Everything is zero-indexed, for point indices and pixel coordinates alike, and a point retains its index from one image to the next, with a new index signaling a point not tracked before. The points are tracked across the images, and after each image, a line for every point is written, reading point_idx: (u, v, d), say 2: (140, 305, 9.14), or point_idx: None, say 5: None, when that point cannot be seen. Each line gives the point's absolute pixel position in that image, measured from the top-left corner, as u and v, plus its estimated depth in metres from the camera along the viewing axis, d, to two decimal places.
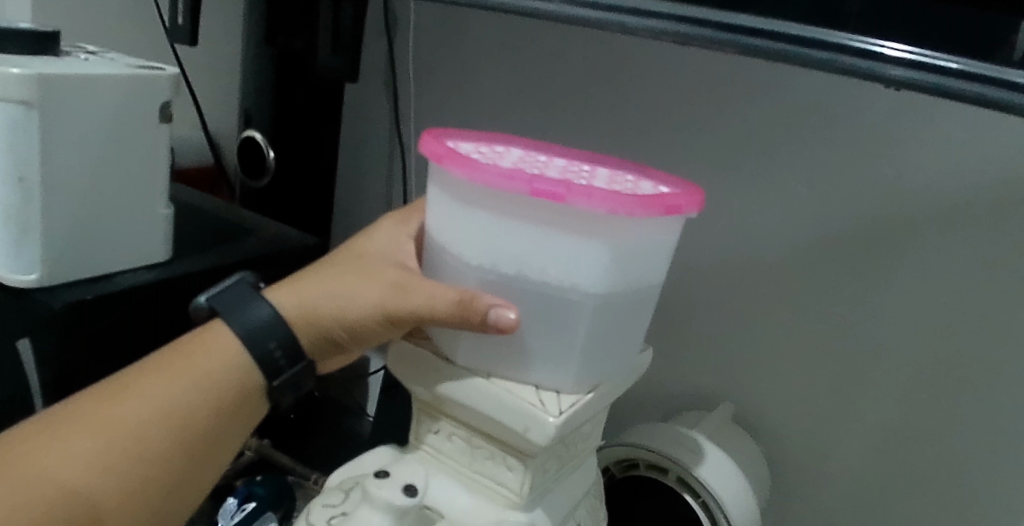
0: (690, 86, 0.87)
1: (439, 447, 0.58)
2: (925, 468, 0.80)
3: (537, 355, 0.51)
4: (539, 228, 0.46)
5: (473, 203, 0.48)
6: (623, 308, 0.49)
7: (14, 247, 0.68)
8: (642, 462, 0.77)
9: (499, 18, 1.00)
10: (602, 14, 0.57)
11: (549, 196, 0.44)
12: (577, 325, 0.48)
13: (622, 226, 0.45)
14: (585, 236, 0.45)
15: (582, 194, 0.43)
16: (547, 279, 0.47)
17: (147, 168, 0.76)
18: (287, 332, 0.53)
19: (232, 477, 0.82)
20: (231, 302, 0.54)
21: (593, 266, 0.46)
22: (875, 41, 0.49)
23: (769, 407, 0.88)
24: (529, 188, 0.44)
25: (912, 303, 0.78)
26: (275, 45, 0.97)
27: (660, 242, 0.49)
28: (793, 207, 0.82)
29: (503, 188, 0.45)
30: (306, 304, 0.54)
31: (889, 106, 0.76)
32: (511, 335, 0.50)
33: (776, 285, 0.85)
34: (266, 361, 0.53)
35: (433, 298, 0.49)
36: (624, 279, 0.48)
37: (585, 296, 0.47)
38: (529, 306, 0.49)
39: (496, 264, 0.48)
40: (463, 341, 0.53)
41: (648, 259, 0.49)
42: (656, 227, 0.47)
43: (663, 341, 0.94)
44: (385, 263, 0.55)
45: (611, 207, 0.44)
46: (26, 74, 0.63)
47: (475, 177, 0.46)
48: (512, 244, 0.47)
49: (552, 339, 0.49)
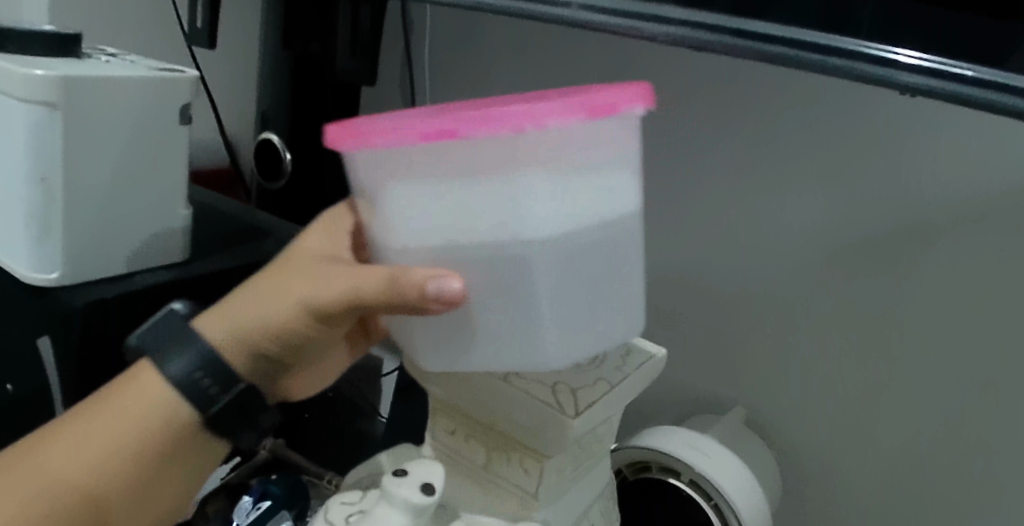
0: (704, 91, 0.87)
1: (456, 447, 0.58)
2: (937, 474, 0.80)
3: (506, 335, 0.44)
4: (449, 180, 0.41)
5: (377, 178, 0.43)
6: (584, 250, 0.43)
7: (36, 247, 0.69)
8: (655, 464, 0.77)
9: (513, 21, 1.01)
10: (619, 20, 0.57)
11: (441, 136, 0.39)
12: (532, 284, 0.42)
13: (544, 146, 0.40)
14: (500, 170, 0.40)
15: (473, 122, 0.39)
16: (482, 237, 0.41)
17: (167, 170, 0.77)
18: (213, 362, 0.51)
19: (246, 476, 0.84)
20: (163, 336, 0.53)
21: (523, 206, 0.41)
22: (889, 48, 0.49)
23: (783, 411, 0.88)
24: (418, 135, 0.40)
25: (924, 309, 0.78)
26: (292, 50, 0.98)
27: (607, 158, 0.43)
28: (806, 213, 0.83)
29: (395, 149, 0.41)
30: (235, 321, 0.52)
31: (903, 112, 0.76)
32: (466, 314, 0.44)
33: (788, 290, 0.85)
34: (197, 392, 0.52)
35: (367, 287, 0.45)
36: (570, 209, 0.42)
37: (530, 244, 0.41)
38: (474, 275, 0.43)
39: (422, 237, 0.43)
40: (423, 337, 0.47)
41: (599, 179, 0.43)
42: (593, 138, 0.42)
43: (676, 344, 0.94)
44: (315, 259, 0.52)
45: (511, 124, 0.39)
46: (50, 76, 0.65)
47: (366, 147, 0.42)
48: (432, 208, 0.42)
49: (516, 308, 0.43)
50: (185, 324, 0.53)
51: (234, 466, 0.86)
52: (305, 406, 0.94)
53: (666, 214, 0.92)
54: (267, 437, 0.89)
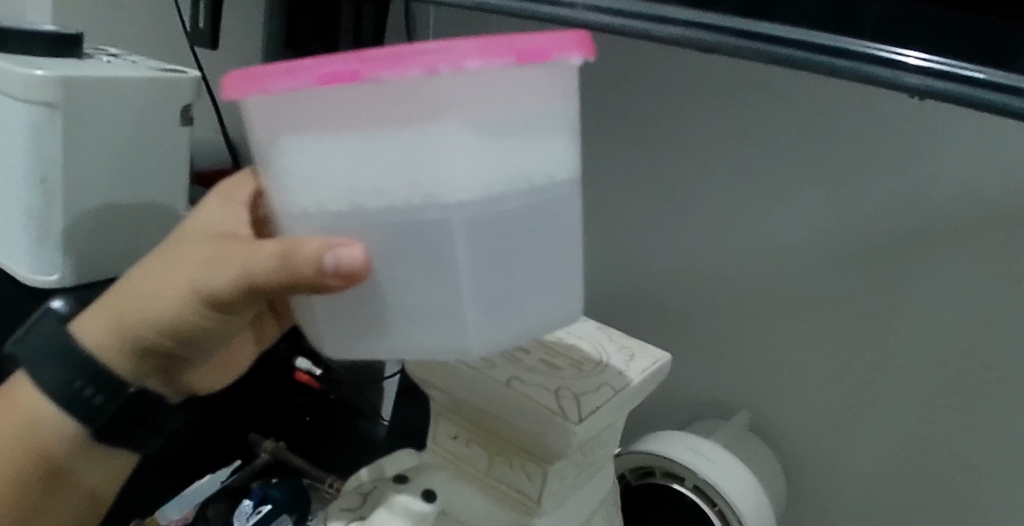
0: (708, 92, 0.87)
1: (458, 452, 0.57)
2: (943, 481, 0.79)
3: (424, 317, 0.39)
4: (349, 132, 0.35)
5: (271, 131, 0.37)
6: (514, 220, 0.38)
7: (36, 249, 0.69)
8: (658, 469, 0.77)
9: (517, 22, 1.00)
10: (623, 20, 0.57)
11: (340, 78, 0.34)
12: (455, 257, 0.37)
13: (463, 94, 0.34)
14: (411, 120, 0.34)
15: (379, 59, 0.33)
16: (390, 202, 0.35)
17: (167, 171, 0.76)
18: (92, 369, 0.49)
19: (247, 479, 0.84)
20: (36, 347, 0.51)
21: (442, 161, 0.34)
22: (895, 50, 0.49)
23: (787, 416, 0.87)
24: (314, 77, 0.34)
25: (930, 314, 0.77)
26: (296, 48, 0.95)
27: (540, 113, 0.38)
28: (812, 216, 0.82)
29: (289, 93, 0.35)
30: (118, 314, 0.47)
31: (910, 115, 0.75)
32: (375, 294, 0.39)
33: (792, 294, 0.84)
34: (77, 402, 0.49)
35: (256, 259, 0.40)
36: (495, 169, 0.36)
37: (449, 211, 0.35)
38: (384, 246, 0.37)
39: (319, 202, 0.37)
40: (328, 320, 0.41)
41: (531, 137, 0.37)
42: (521, 88, 0.36)
43: (680, 348, 0.93)
44: (204, 240, 0.47)
45: (424, 63, 0.33)
46: (49, 77, 0.64)
47: (258, 93, 0.36)
48: (329, 166, 0.35)
49: (435, 286, 0.38)
50: (61, 329, 0.50)
51: (235, 469, 0.86)
52: (305, 409, 0.94)
53: (671, 216, 0.92)
54: (268, 440, 0.88)
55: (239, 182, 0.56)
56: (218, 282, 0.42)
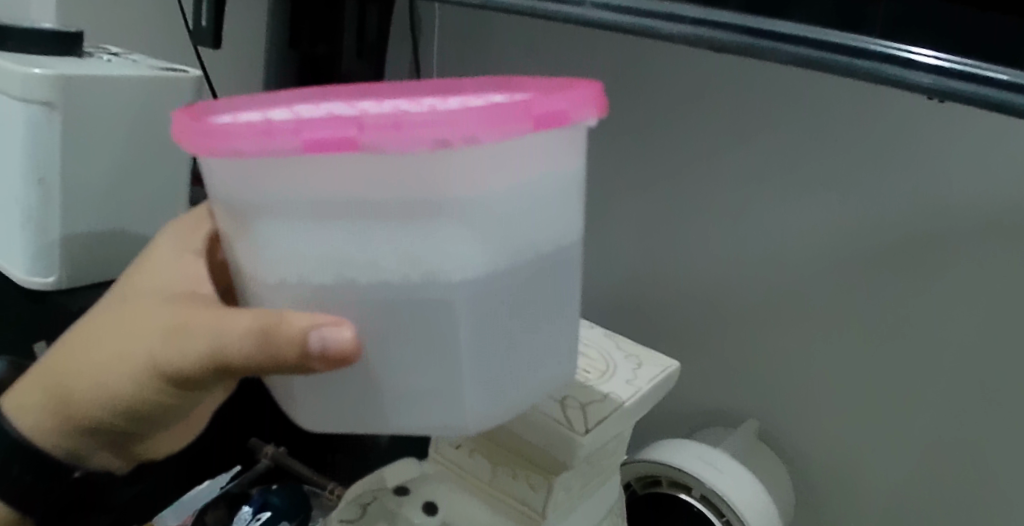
0: (718, 94, 0.85)
1: (460, 462, 0.56)
2: (954, 493, 0.77)
3: (416, 395, 0.36)
4: (343, 203, 0.32)
5: (248, 192, 0.34)
6: (513, 293, 0.36)
7: (33, 250, 0.68)
8: (665, 479, 0.75)
9: (525, 21, 0.99)
10: (632, 18, 0.56)
11: (333, 145, 0.30)
12: (454, 334, 0.34)
13: (469, 166, 0.32)
14: (412, 192, 0.31)
15: (380, 127, 0.30)
16: (384, 277, 0.33)
17: (168, 170, 0.75)
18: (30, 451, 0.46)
19: (248, 485, 0.84)
20: None
21: (443, 237, 0.32)
22: (907, 48, 0.47)
23: (796, 425, 0.86)
24: (299, 141, 0.30)
25: (942, 322, 0.75)
26: (298, 50, 0.94)
27: (543, 180, 0.36)
28: (822, 221, 0.80)
29: (269, 156, 0.32)
30: (63, 388, 0.44)
31: (924, 118, 0.73)
32: (364, 370, 0.36)
33: (802, 300, 0.83)
34: (10, 482, 0.46)
35: (225, 339, 0.36)
36: (498, 245, 0.34)
37: (450, 289, 0.33)
38: (376, 323, 0.34)
39: (305, 273, 0.34)
40: (307, 395, 0.38)
41: (533, 207, 0.35)
42: (528, 155, 0.34)
43: (687, 353, 0.92)
44: (155, 302, 0.43)
45: (431, 134, 0.30)
46: (48, 75, 0.63)
47: (228, 152, 0.32)
48: (317, 235, 0.33)
49: (426, 364, 0.35)
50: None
51: (235, 475, 0.84)
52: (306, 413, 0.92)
53: (679, 221, 0.90)
54: (268, 445, 0.87)
55: (196, 222, 0.51)
56: (175, 361, 0.38)
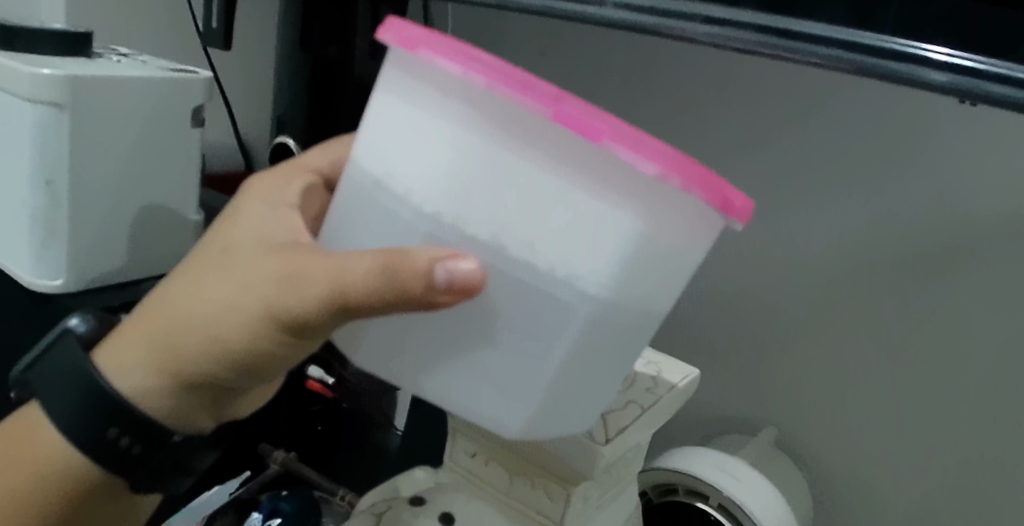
0: (733, 95, 0.84)
1: (476, 472, 0.55)
2: (976, 501, 0.75)
3: (489, 376, 0.36)
4: (538, 175, 0.32)
5: (452, 123, 0.33)
6: (628, 332, 0.36)
7: (38, 253, 0.67)
8: (681, 487, 0.73)
9: (537, 23, 0.98)
10: (644, 17, 0.55)
11: (581, 126, 0.30)
12: (570, 329, 0.34)
13: (660, 208, 0.32)
14: (602, 204, 0.32)
15: (626, 137, 0.31)
16: (534, 257, 0.33)
17: (177, 173, 0.74)
18: (127, 412, 0.41)
19: (257, 491, 0.82)
20: (51, 371, 0.43)
21: (604, 250, 0.32)
22: (920, 45, 0.46)
23: (814, 432, 0.84)
24: (552, 109, 0.31)
25: (962, 327, 0.74)
26: (310, 50, 0.94)
27: (691, 255, 0.36)
28: (839, 224, 0.79)
29: (508, 101, 0.31)
30: (165, 333, 0.40)
31: (944, 120, 0.72)
32: (457, 336, 0.36)
33: (819, 305, 0.81)
34: (107, 448, 0.41)
35: (350, 271, 0.34)
36: (639, 283, 0.34)
37: (582, 293, 0.33)
38: (500, 297, 0.34)
39: (461, 214, 0.33)
40: (379, 348, 0.38)
41: (676, 273, 0.36)
42: (696, 226, 0.35)
43: (702, 358, 0.90)
44: (260, 242, 0.40)
45: (660, 165, 0.31)
46: (58, 76, 0.62)
47: (462, 73, 0.32)
48: (495, 195, 0.32)
49: (524, 347, 0.35)
50: (81, 356, 0.43)
51: (242, 481, 0.83)
52: (318, 418, 0.92)
53: None
54: (277, 451, 0.85)
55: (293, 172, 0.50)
56: (296, 299, 0.35)
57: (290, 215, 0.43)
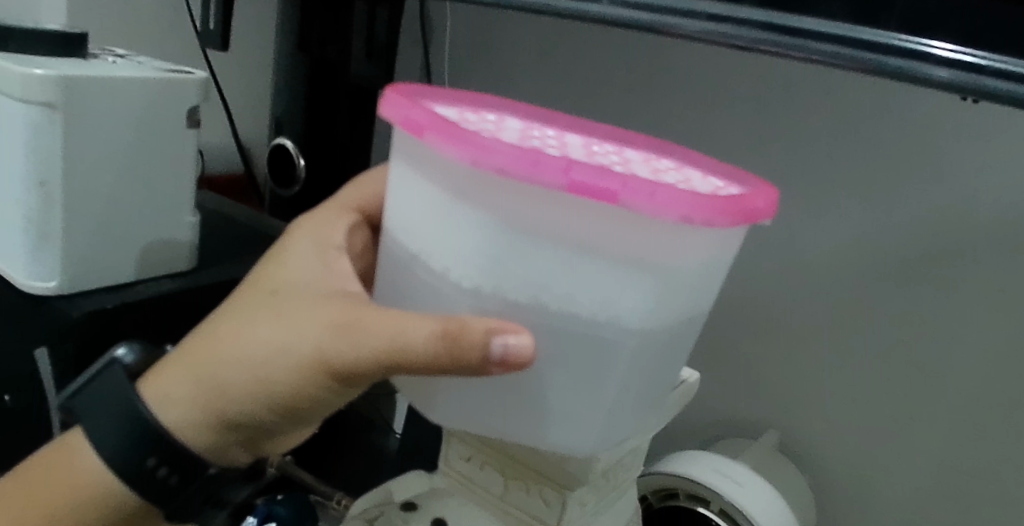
0: (733, 94, 0.83)
1: (471, 476, 0.54)
2: (980, 506, 0.74)
3: (545, 415, 0.36)
4: (568, 240, 0.31)
5: (479, 202, 0.32)
6: (668, 348, 0.36)
7: (32, 254, 0.66)
8: (681, 491, 0.72)
9: (538, 23, 0.98)
10: (642, 14, 0.54)
11: (597, 193, 0.29)
12: (616, 372, 0.34)
13: (688, 239, 0.32)
14: (632, 250, 0.31)
15: (643, 190, 0.29)
16: (574, 309, 0.32)
17: (173, 174, 0.74)
18: (170, 446, 0.42)
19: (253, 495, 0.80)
20: (98, 402, 0.44)
21: (640, 295, 0.32)
22: (925, 42, 0.45)
23: (817, 437, 0.83)
24: (564, 181, 0.29)
25: (965, 330, 0.73)
26: (309, 54, 0.93)
27: (722, 257, 0.36)
28: (840, 226, 0.78)
29: (522, 178, 0.30)
30: (208, 382, 0.41)
31: (947, 118, 0.71)
32: (507, 383, 0.36)
33: (821, 307, 0.80)
34: (149, 481, 0.43)
35: (399, 334, 0.34)
36: (678, 302, 0.34)
37: (625, 334, 0.33)
38: (545, 350, 0.34)
39: (499, 286, 0.33)
40: (440, 389, 0.38)
41: (707, 283, 0.35)
42: (724, 237, 0.34)
43: (701, 361, 0.89)
44: (306, 292, 0.40)
45: (682, 212, 0.30)
46: (50, 75, 0.62)
47: (473, 161, 0.31)
48: (528, 262, 0.32)
49: (574, 392, 0.35)
50: (126, 385, 0.44)
51: None
52: None
53: None
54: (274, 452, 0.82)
55: (335, 210, 0.49)
56: (343, 356, 0.36)
57: (335, 263, 0.43)
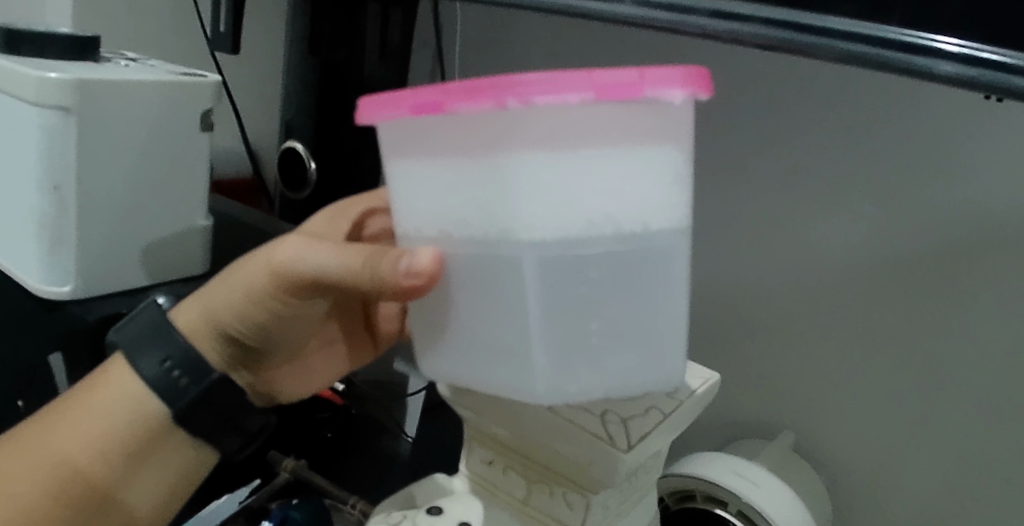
0: (745, 94, 0.83)
1: (492, 479, 0.54)
2: (996, 504, 0.74)
3: (489, 350, 0.40)
4: (443, 163, 0.38)
5: (391, 151, 0.41)
6: (603, 270, 0.37)
7: (47, 259, 0.66)
8: (699, 493, 0.72)
9: (549, 23, 0.97)
10: (655, 13, 0.55)
11: (428, 107, 0.37)
12: (530, 293, 0.37)
13: (533, 123, 0.34)
14: (484, 149, 0.36)
15: (459, 94, 0.35)
16: (472, 228, 0.38)
17: (185, 178, 0.73)
18: (185, 352, 0.51)
19: (267, 499, 0.79)
20: (134, 328, 0.53)
21: (519, 195, 0.35)
22: (930, 36, 0.45)
23: (832, 436, 0.82)
24: (410, 107, 0.38)
25: (982, 329, 0.72)
26: (318, 56, 0.92)
27: (644, 161, 0.36)
28: (855, 226, 0.77)
29: (397, 120, 0.39)
30: (207, 306, 0.52)
31: (965, 116, 0.70)
32: (463, 319, 0.40)
33: (835, 307, 0.80)
34: (169, 387, 0.51)
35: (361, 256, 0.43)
36: (575, 208, 0.35)
37: (518, 246, 0.36)
38: (462, 275, 0.40)
39: (422, 223, 0.40)
40: (420, 337, 0.44)
41: (624, 178, 0.36)
42: (615, 129, 0.35)
43: (715, 362, 0.89)
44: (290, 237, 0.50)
45: (492, 98, 0.34)
46: (63, 79, 0.62)
47: (376, 122, 0.41)
48: (428, 196, 0.39)
49: (510, 326, 0.38)
50: (155, 312, 0.53)
51: (253, 490, 0.80)
52: (326, 425, 0.90)
53: (705, 226, 0.87)
54: (287, 457, 0.83)
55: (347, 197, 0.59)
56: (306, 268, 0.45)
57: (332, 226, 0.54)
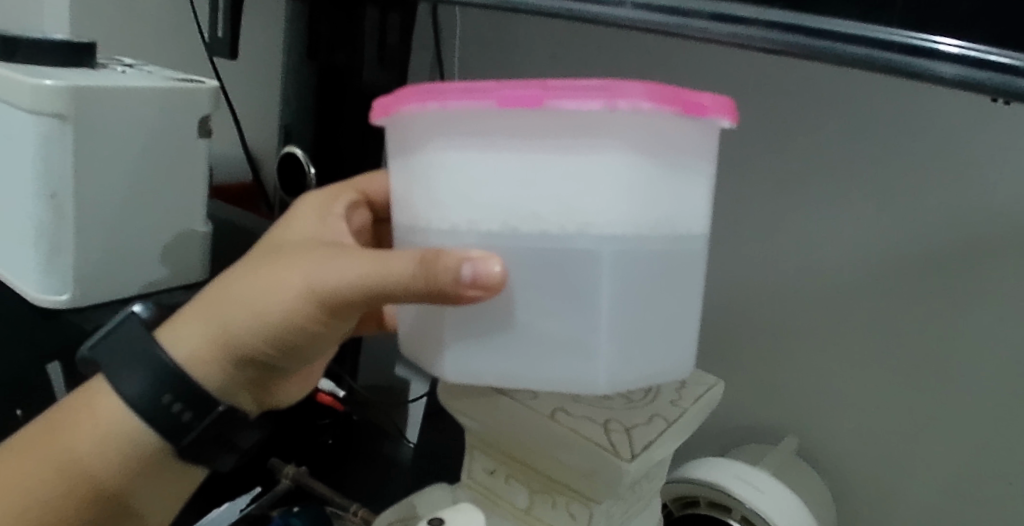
0: (746, 96, 0.82)
1: (495, 488, 0.53)
2: (1001, 508, 0.73)
3: (541, 345, 0.39)
4: (517, 158, 0.36)
5: (442, 142, 0.38)
6: (657, 269, 0.39)
7: (43, 268, 0.66)
8: (702, 499, 0.71)
9: (549, 26, 0.97)
10: (656, 16, 0.54)
11: (524, 100, 0.35)
12: (600, 286, 0.37)
13: (626, 124, 0.35)
14: (575, 146, 0.35)
15: (561, 90, 0.35)
16: (545, 226, 0.37)
17: (183, 185, 0.73)
18: (184, 382, 0.48)
19: (267, 507, 0.78)
20: (122, 350, 0.50)
21: (604, 193, 0.36)
22: (930, 37, 0.45)
23: (837, 440, 0.82)
24: (495, 98, 0.35)
25: (985, 332, 0.71)
26: (318, 60, 0.92)
27: (692, 171, 0.39)
28: (858, 229, 0.76)
29: (462, 111, 0.37)
30: (213, 327, 0.48)
31: (966, 117, 0.69)
32: (500, 320, 0.39)
33: (838, 311, 0.79)
34: (166, 416, 0.49)
35: (387, 266, 0.39)
36: (650, 208, 0.37)
37: (597, 242, 0.36)
38: (518, 274, 0.38)
39: (473, 219, 0.38)
40: (436, 342, 0.42)
41: (681, 187, 0.38)
42: (684, 142, 0.38)
43: (718, 367, 0.88)
44: (301, 247, 0.47)
45: (602, 97, 0.34)
46: (59, 86, 0.61)
47: (435, 107, 0.37)
48: (487, 192, 0.37)
49: (565, 319, 0.38)
50: (145, 334, 0.50)
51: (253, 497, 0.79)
52: (328, 432, 0.88)
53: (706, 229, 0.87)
54: (287, 464, 0.81)
55: (331, 196, 0.57)
56: (333, 282, 0.42)
57: (336, 230, 0.52)
